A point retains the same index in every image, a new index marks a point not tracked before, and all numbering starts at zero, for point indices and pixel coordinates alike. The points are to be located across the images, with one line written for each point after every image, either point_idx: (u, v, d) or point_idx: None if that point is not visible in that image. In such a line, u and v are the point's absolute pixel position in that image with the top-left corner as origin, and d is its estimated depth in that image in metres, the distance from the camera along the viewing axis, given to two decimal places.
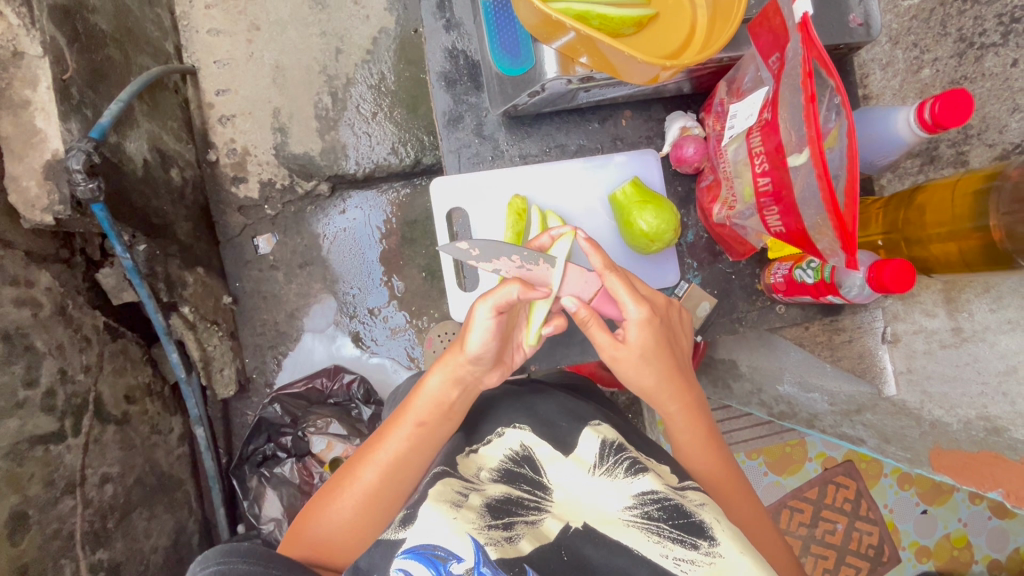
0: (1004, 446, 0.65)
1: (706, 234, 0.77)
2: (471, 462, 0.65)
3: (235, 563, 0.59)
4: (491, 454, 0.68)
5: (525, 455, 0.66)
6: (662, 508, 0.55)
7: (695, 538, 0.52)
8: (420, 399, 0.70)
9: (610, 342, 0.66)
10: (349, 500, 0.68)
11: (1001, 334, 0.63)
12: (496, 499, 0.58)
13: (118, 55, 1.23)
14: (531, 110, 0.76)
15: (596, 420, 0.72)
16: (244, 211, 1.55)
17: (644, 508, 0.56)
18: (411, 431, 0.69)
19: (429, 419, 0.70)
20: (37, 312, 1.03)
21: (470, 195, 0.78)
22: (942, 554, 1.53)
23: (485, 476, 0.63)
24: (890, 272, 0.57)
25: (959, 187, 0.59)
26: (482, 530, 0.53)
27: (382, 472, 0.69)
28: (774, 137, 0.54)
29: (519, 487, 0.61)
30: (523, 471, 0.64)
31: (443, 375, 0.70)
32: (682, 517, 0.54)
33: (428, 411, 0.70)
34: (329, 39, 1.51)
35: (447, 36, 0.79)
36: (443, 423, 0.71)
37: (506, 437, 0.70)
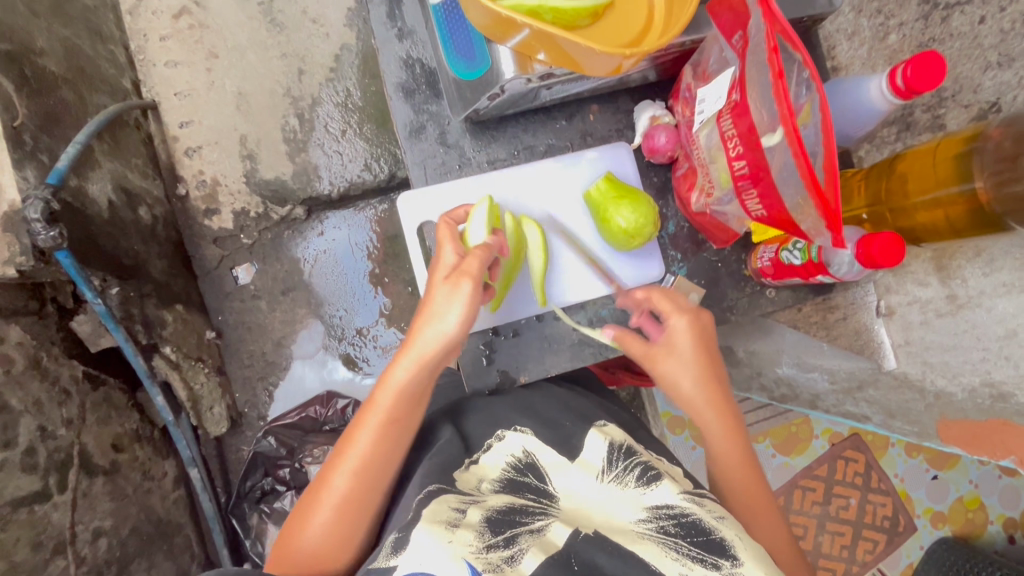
0: (1011, 413, 0.64)
1: (687, 224, 0.74)
2: (472, 474, 0.62)
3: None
4: (493, 461, 0.64)
5: (528, 463, 0.63)
6: (679, 525, 0.54)
7: (716, 558, 0.51)
8: (386, 391, 0.66)
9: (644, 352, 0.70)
10: (325, 512, 0.64)
11: (998, 298, 0.61)
12: (497, 511, 0.57)
13: (71, 96, 1.24)
14: (493, 113, 0.73)
15: (601, 420, 0.69)
16: (220, 243, 1.52)
17: (659, 522, 0.54)
18: (378, 424, 0.65)
19: (399, 412, 0.66)
20: (9, 368, 1.00)
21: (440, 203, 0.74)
22: (957, 518, 1.52)
23: (486, 489, 0.61)
24: (879, 246, 0.54)
25: (940, 151, 0.57)
26: (480, 555, 0.52)
27: (355, 476, 0.65)
28: (745, 119, 0.51)
29: (524, 496, 0.59)
30: (527, 480, 0.61)
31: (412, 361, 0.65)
32: (700, 534, 0.53)
33: (393, 404, 0.66)
34: (290, 60, 1.52)
35: (401, 45, 0.77)
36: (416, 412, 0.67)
37: (506, 441, 0.66)
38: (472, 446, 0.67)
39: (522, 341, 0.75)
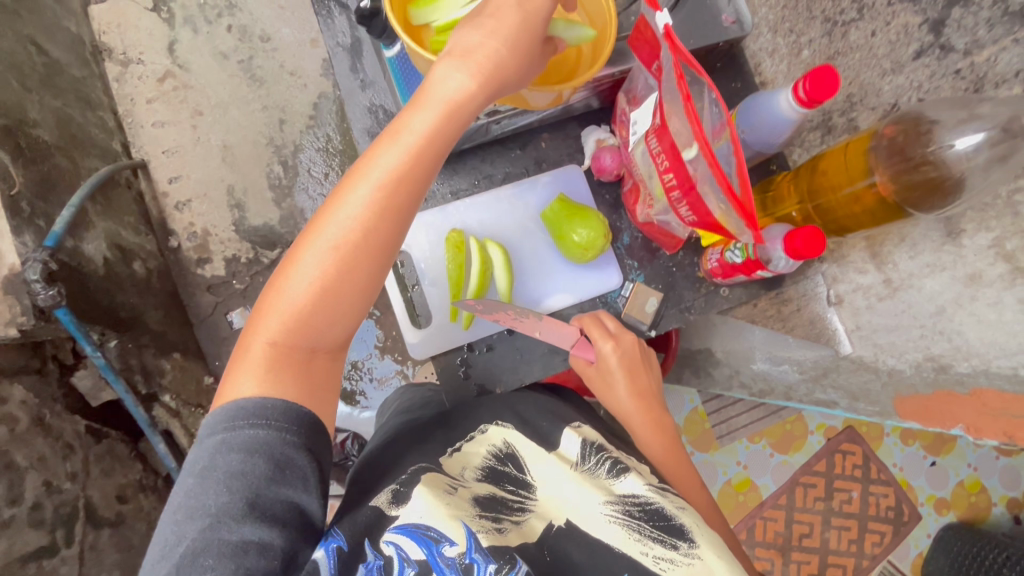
0: (953, 382, 0.69)
1: (640, 234, 0.80)
2: (456, 461, 0.65)
3: (226, 457, 0.53)
4: (474, 449, 0.67)
5: (509, 453, 0.66)
6: (643, 510, 0.58)
7: (675, 539, 0.55)
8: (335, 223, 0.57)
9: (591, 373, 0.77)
10: (245, 367, 0.57)
11: (924, 278, 0.67)
12: (483, 493, 0.60)
13: (65, 162, 1.32)
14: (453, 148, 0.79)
15: (577, 421, 0.73)
16: (213, 289, 1.62)
17: (625, 506, 0.58)
18: (330, 261, 0.57)
19: (355, 253, 0.58)
20: (14, 428, 1.07)
21: (409, 234, 0.79)
22: (960, 502, 1.55)
23: (469, 475, 0.63)
24: (802, 240, 0.60)
25: (851, 149, 0.64)
26: (474, 517, 0.56)
27: (301, 317, 0.58)
28: (667, 137, 0.58)
29: (503, 487, 0.62)
30: (506, 470, 0.65)
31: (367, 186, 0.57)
32: (663, 520, 0.57)
33: (348, 240, 0.57)
34: (271, 112, 1.63)
35: (364, 94, 0.84)
36: (364, 267, 0.59)
37: (490, 433, 0.69)
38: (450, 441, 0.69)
39: (496, 354, 0.80)
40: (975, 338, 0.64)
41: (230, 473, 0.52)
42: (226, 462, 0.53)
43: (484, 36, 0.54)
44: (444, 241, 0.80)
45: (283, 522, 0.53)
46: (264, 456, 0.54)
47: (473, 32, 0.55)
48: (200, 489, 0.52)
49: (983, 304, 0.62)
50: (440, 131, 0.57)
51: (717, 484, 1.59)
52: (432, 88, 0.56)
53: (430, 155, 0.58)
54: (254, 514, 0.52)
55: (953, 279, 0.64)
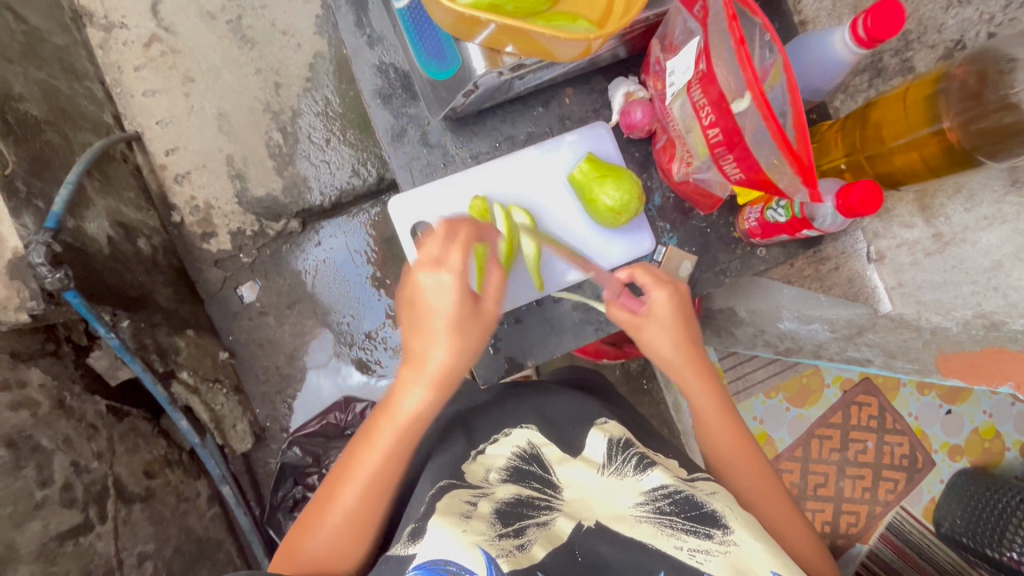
0: (1006, 339, 0.66)
1: (672, 195, 0.75)
2: (479, 467, 0.70)
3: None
4: (498, 454, 0.73)
5: (533, 454, 0.71)
6: (674, 502, 0.60)
7: (709, 529, 0.57)
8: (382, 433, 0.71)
9: (631, 321, 0.72)
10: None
11: (981, 232, 0.63)
12: (506, 502, 0.63)
13: (56, 138, 1.26)
14: (472, 109, 0.73)
15: (601, 418, 0.77)
16: (220, 264, 1.60)
17: (656, 503, 0.60)
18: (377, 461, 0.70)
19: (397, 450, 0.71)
20: (35, 411, 1.07)
21: (429, 207, 0.74)
22: (973, 448, 1.54)
23: (494, 479, 0.68)
24: (857, 196, 0.55)
25: (910, 96, 0.59)
26: (493, 541, 0.57)
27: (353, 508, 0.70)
28: (714, 87, 0.52)
29: (529, 486, 0.67)
30: (532, 469, 0.69)
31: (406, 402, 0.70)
32: (694, 510, 0.59)
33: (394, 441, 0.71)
34: (265, 75, 1.56)
35: (372, 52, 0.77)
36: (364, 523, 0.71)
37: (513, 436, 0.75)
38: (478, 444, 0.75)
39: (525, 327, 0.78)
40: None
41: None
42: None
43: (437, 347, 0.67)
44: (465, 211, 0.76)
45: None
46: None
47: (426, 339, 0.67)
48: None
49: None
50: (412, 424, 0.71)
51: None
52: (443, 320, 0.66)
53: (413, 430, 0.71)
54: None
55: (1014, 232, 0.60)
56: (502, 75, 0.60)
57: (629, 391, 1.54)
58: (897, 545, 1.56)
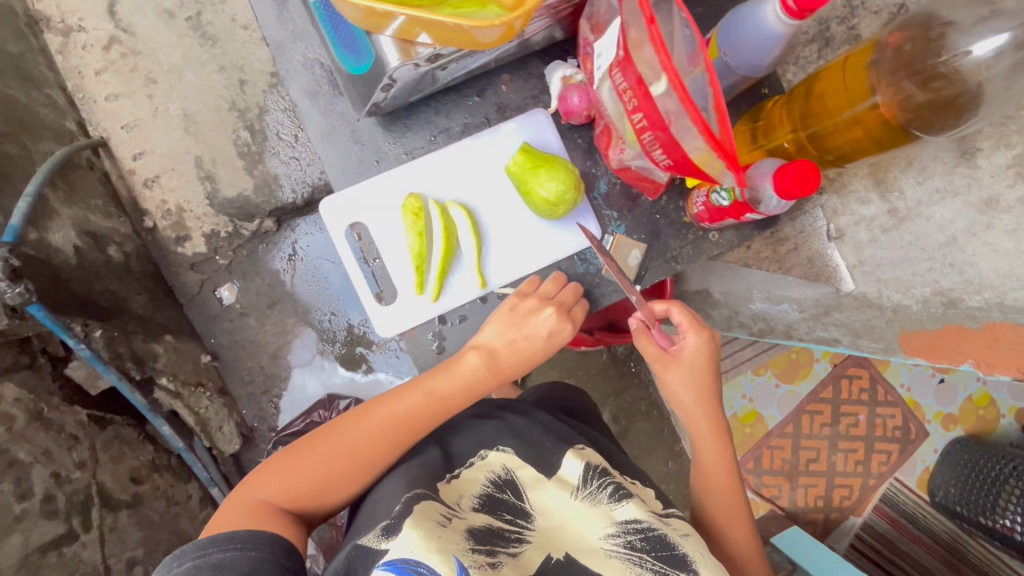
0: (963, 317, 0.63)
1: (618, 181, 0.72)
2: (453, 488, 0.66)
3: (211, 553, 0.57)
4: (472, 476, 0.69)
5: (507, 480, 0.69)
6: (646, 539, 0.62)
7: (678, 572, 0.59)
8: (402, 404, 0.70)
9: (658, 356, 0.80)
10: (234, 513, 0.63)
11: (934, 206, 0.61)
12: (479, 525, 0.62)
13: (15, 149, 1.24)
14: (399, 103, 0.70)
15: (580, 443, 0.75)
16: (197, 267, 1.59)
17: (628, 537, 0.62)
18: (383, 428, 0.70)
19: (407, 430, 0.70)
20: (11, 425, 1.07)
21: (362, 207, 0.73)
22: (968, 417, 1.53)
23: (466, 504, 0.64)
24: (793, 176, 0.53)
25: (850, 66, 0.60)
26: (466, 552, 0.57)
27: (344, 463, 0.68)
28: (633, 69, 0.49)
29: (500, 516, 0.64)
30: (505, 497, 0.67)
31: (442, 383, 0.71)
32: (665, 549, 0.61)
33: (411, 416, 0.70)
34: (228, 72, 1.53)
35: (297, 47, 0.75)
36: (365, 468, 0.69)
37: (489, 459, 0.71)
38: (453, 463, 0.71)
39: (469, 326, 0.75)
40: (988, 269, 0.59)
41: (217, 566, 0.57)
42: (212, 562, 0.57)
43: (504, 345, 0.71)
44: (398, 209, 0.73)
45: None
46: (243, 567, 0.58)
47: (503, 333, 0.72)
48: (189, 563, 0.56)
49: (999, 231, 0.57)
50: (453, 400, 0.71)
51: None
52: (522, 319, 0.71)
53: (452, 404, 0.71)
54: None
55: (965, 205, 0.59)
56: (419, 66, 0.57)
57: (616, 376, 1.52)
58: (891, 516, 1.56)
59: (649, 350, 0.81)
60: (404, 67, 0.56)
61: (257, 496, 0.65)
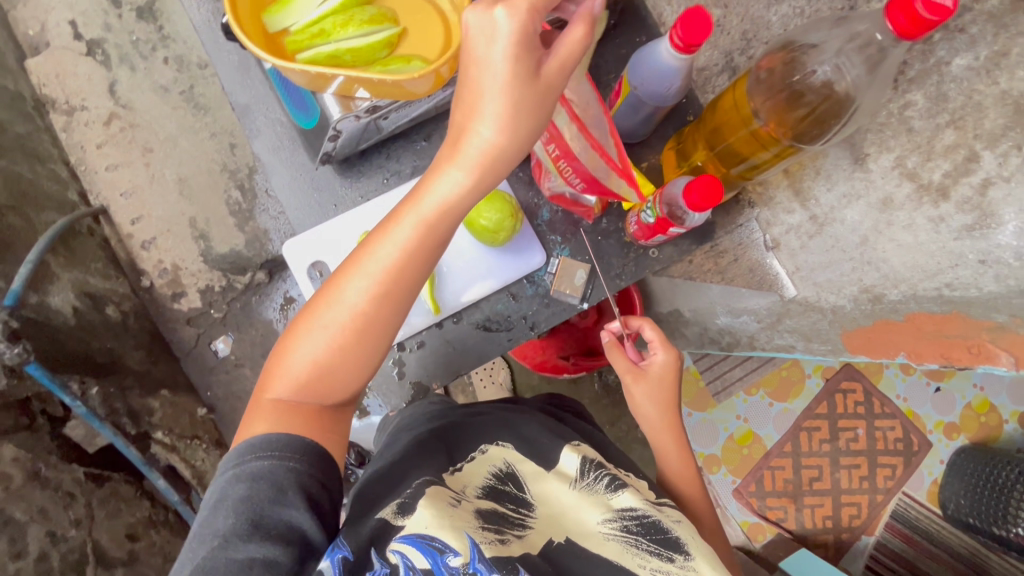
0: (888, 311, 0.69)
1: (559, 208, 0.79)
2: (458, 478, 0.68)
3: (249, 461, 0.59)
4: (475, 469, 0.71)
5: (509, 473, 0.71)
6: (641, 524, 0.65)
7: (672, 553, 0.62)
8: (370, 266, 0.60)
9: (630, 369, 0.88)
10: (259, 414, 0.64)
11: (844, 209, 0.65)
12: (484, 510, 0.63)
13: (18, 221, 1.34)
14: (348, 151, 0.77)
15: (576, 439, 0.78)
16: (193, 322, 1.65)
17: (624, 522, 0.65)
18: (363, 298, 0.61)
19: (389, 285, 0.61)
20: (9, 485, 1.09)
21: (321, 246, 0.79)
22: (970, 425, 1.54)
23: (472, 491, 0.66)
24: (700, 192, 0.58)
25: (738, 91, 0.66)
26: (476, 529, 0.59)
27: (332, 349, 0.63)
28: None
29: (504, 504, 0.66)
30: (507, 489, 0.69)
31: (400, 235, 0.59)
32: (659, 533, 0.64)
33: (388, 276, 0.60)
34: (220, 137, 1.64)
35: (260, 109, 0.83)
36: (376, 330, 0.62)
37: (488, 454, 0.74)
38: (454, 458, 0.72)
39: (428, 350, 0.80)
40: (898, 263, 0.62)
41: (254, 475, 0.58)
42: (233, 492, 0.57)
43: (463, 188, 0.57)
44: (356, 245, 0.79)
45: (287, 541, 0.56)
46: (269, 481, 0.58)
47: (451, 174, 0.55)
48: (211, 514, 0.57)
49: (899, 228, 0.60)
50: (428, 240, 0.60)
51: (719, 440, 1.60)
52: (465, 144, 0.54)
53: (434, 236, 0.59)
54: (259, 533, 0.56)
55: (868, 207, 0.62)
56: (360, 116, 0.63)
57: (608, 404, 1.54)
58: (905, 533, 1.52)
59: (621, 363, 0.89)
60: (349, 118, 0.63)
61: (273, 398, 0.63)
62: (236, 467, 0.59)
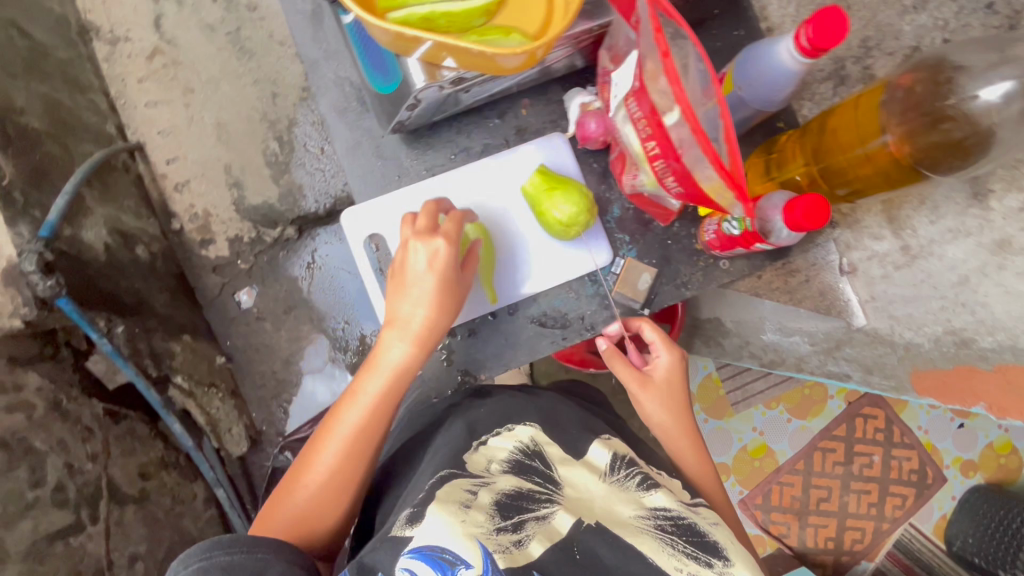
0: (976, 358, 0.68)
1: (631, 206, 0.75)
2: (481, 456, 0.69)
3: (218, 556, 0.64)
4: (500, 445, 0.71)
5: (537, 450, 0.70)
6: (676, 525, 0.62)
7: (709, 557, 0.59)
8: (357, 402, 0.72)
9: (636, 378, 0.80)
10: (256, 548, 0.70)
11: (946, 245, 0.65)
12: (507, 494, 0.63)
13: (56, 149, 1.32)
14: (422, 121, 0.73)
15: (605, 432, 0.77)
16: (219, 270, 1.63)
17: (657, 520, 0.62)
18: (348, 432, 0.72)
19: (375, 415, 0.72)
20: (31, 413, 1.11)
21: (379, 222, 0.76)
22: (988, 464, 1.50)
23: (495, 469, 0.67)
24: (803, 210, 0.54)
25: (862, 104, 0.66)
26: (490, 535, 0.57)
27: (323, 484, 0.71)
28: (647, 99, 0.51)
29: (531, 479, 0.66)
30: (535, 465, 0.68)
31: (380, 375, 0.72)
32: (695, 536, 0.61)
33: (371, 408, 0.72)
34: (263, 85, 1.59)
35: (329, 65, 0.79)
36: (368, 439, 0.72)
37: (516, 430, 0.73)
38: (477, 431, 0.72)
39: (478, 340, 0.78)
40: (1002, 311, 0.63)
41: (224, 568, 0.63)
42: None
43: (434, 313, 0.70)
44: None
45: None
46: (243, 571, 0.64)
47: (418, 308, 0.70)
48: None
49: (1010, 273, 0.61)
50: (392, 387, 0.72)
51: (732, 450, 1.56)
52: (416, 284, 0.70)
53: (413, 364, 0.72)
54: None
55: (976, 245, 0.63)
56: (443, 88, 0.59)
57: (627, 402, 1.51)
58: (905, 563, 1.51)
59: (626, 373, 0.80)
60: (432, 89, 0.59)
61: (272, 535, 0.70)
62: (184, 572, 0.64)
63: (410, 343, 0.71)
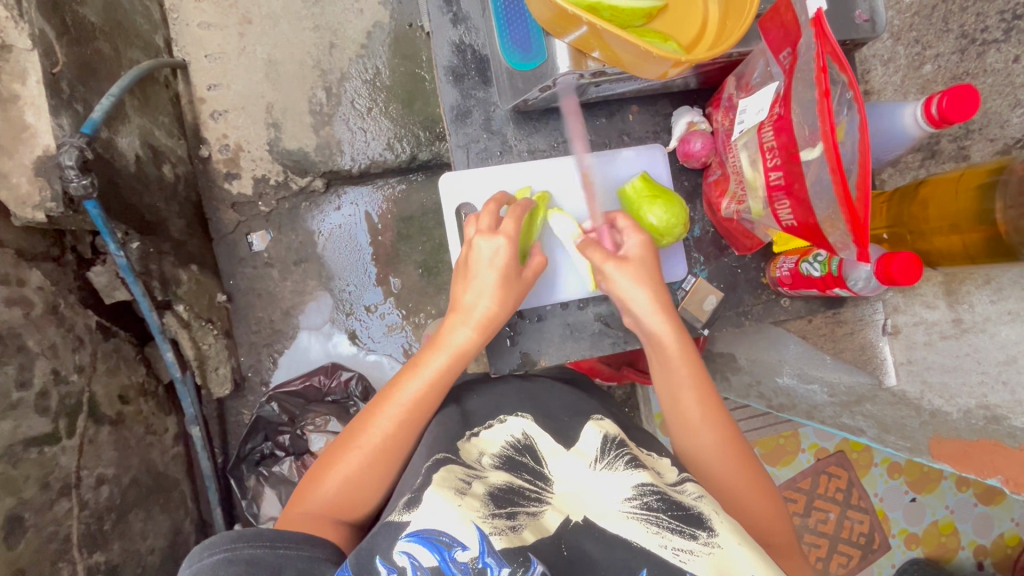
0: (1004, 434, 0.71)
1: (712, 229, 0.81)
2: (472, 447, 0.69)
3: (241, 549, 0.59)
4: (492, 438, 0.71)
5: (527, 445, 0.71)
6: (661, 500, 0.60)
7: (695, 529, 0.57)
8: (413, 382, 0.73)
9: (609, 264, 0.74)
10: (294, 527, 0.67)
11: (1001, 325, 0.70)
12: (498, 487, 0.63)
13: (107, 48, 1.26)
14: (541, 105, 0.80)
15: (598, 415, 0.77)
16: (237, 207, 1.59)
17: (644, 499, 0.60)
18: (398, 411, 0.71)
19: (431, 394, 0.73)
20: (28, 311, 1.06)
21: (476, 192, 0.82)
22: (930, 540, 1.58)
23: (487, 462, 0.67)
24: (898, 265, 0.60)
25: (963, 180, 0.67)
26: (487, 518, 0.57)
27: (368, 458, 0.70)
28: (786, 134, 0.57)
29: (521, 476, 0.66)
30: (524, 460, 0.69)
31: (441, 355, 0.73)
32: (681, 509, 0.59)
33: (426, 390, 0.72)
34: (322, 33, 1.57)
35: (455, 30, 0.82)
36: (422, 414, 0.72)
37: (508, 423, 0.74)
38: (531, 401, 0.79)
39: (545, 325, 0.86)
40: None
41: (248, 563, 0.59)
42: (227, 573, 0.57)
43: (496, 305, 0.74)
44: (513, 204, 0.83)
45: None
46: (264, 567, 0.59)
47: (481, 295, 0.73)
48: None
49: None
50: (449, 372, 0.73)
51: None
52: (479, 273, 0.73)
53: (467, 351, 0.74)
54: None
55: None
56: (580, 79, 0.65)
57: None
58: None
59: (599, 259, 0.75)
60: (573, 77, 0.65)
61: (311, 511, 0.68)
62: (203, 561, 0.58)
63: (472, 328, 0.74)
